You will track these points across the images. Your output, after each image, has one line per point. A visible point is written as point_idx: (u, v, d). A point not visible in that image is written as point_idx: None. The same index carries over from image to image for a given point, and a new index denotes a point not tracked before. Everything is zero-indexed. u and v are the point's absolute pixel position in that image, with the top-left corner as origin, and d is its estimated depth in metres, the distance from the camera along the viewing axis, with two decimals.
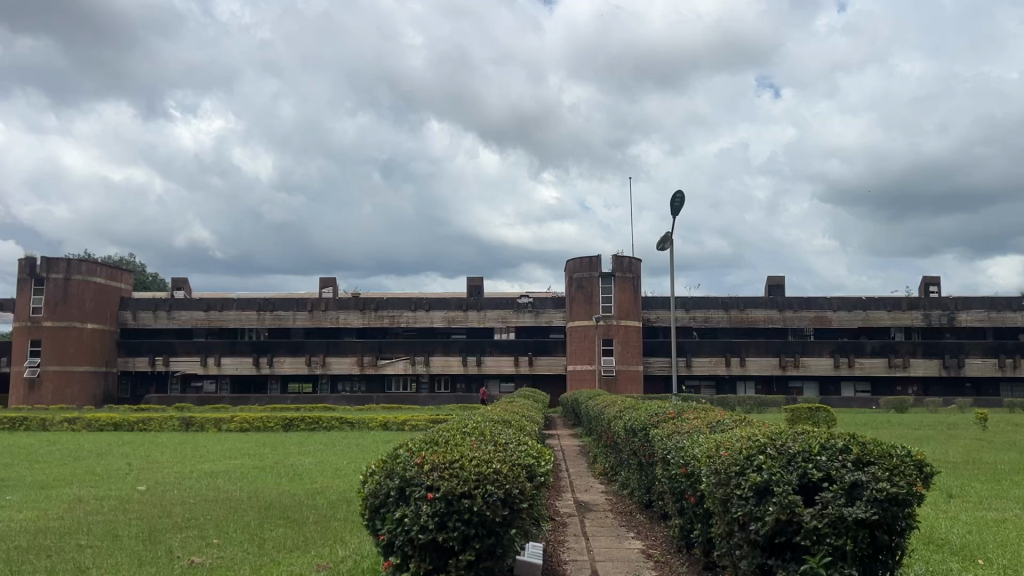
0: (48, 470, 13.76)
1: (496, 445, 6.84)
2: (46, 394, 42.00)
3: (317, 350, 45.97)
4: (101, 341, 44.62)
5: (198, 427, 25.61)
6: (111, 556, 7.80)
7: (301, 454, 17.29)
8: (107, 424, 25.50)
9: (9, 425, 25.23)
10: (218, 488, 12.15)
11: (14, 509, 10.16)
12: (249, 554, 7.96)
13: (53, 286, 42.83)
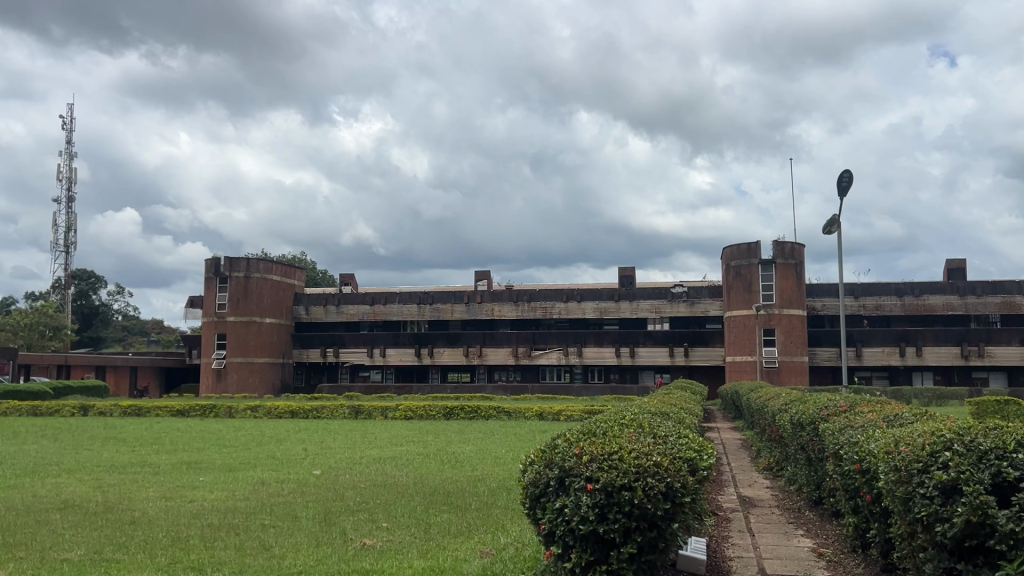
0: (236, 454, 14.90)
1: (656, 437, 6.74)
2: (230, 383, 45.49)
3: (474, 341, 47.09)
4: (278, 334, 47.80)
5: (366, 415, 26.96)
6: (292, 535, 8.33)
7: (462, 442, 17.80)
8: (285, 412, 27.30)
9: (202, 411, 27.51)
10: (385, 473, 12.69)
11: (206, 490, 11.06)
12: (416, 538, 8.24)
13: (235, 284, 46.19)
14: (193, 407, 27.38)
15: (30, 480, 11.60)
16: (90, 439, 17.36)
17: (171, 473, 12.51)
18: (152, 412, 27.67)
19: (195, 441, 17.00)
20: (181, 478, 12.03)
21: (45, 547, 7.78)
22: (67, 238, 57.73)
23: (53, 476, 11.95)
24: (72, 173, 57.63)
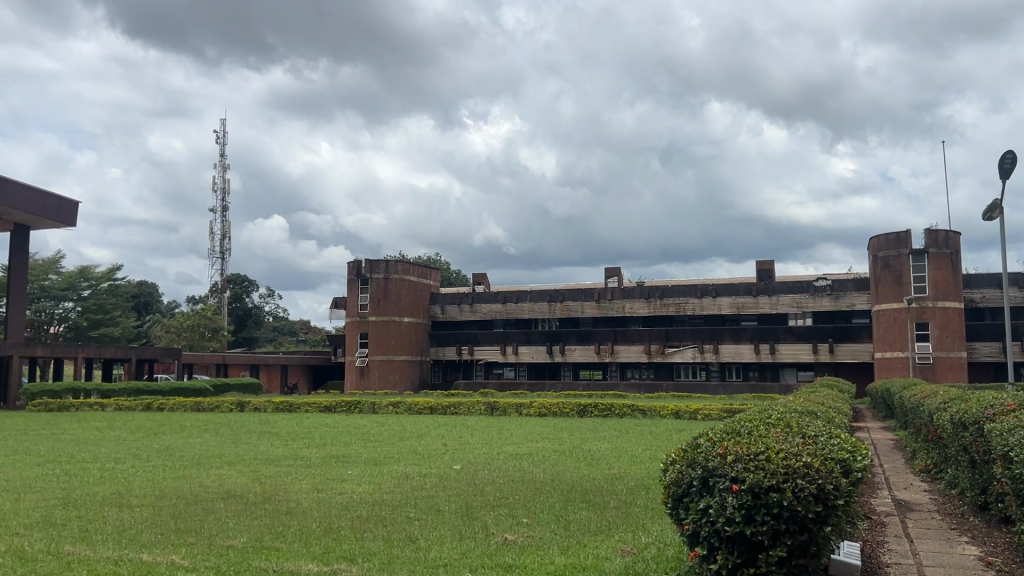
0: (380, 448, 15.47)
1: (805, 437, 6.47)
2: (372, 380, 47.26)
3: (606, 339, 46.86)
4: (416, 333, 49.27)
5: (502, 411, 27.34)
6: (436, 529, 8.56)
7: (598, 439, 17.76)
8: (424, 408, 28.06)
9: (347, 407, 28.71)
10: (523, 470, 12.82)
11: (353, 483, 11.52)
12: (556, 535, 8.29)
13: (375, 285, 47.84)
14: (339, 403, 28.59)
15: (197, 471, 12.46)
16: (247, 433, 18.46)
17: (321, 466, 13.12)
18: (302, 408, 29.16)
19: (342, 436, 17.76)
20: (330, 471, 12.59)
21: (211, 534, 8.33)
22: (223, 245, 61.64)
23: (216, 467, 12.79)
24: (225, 184, 61.47)
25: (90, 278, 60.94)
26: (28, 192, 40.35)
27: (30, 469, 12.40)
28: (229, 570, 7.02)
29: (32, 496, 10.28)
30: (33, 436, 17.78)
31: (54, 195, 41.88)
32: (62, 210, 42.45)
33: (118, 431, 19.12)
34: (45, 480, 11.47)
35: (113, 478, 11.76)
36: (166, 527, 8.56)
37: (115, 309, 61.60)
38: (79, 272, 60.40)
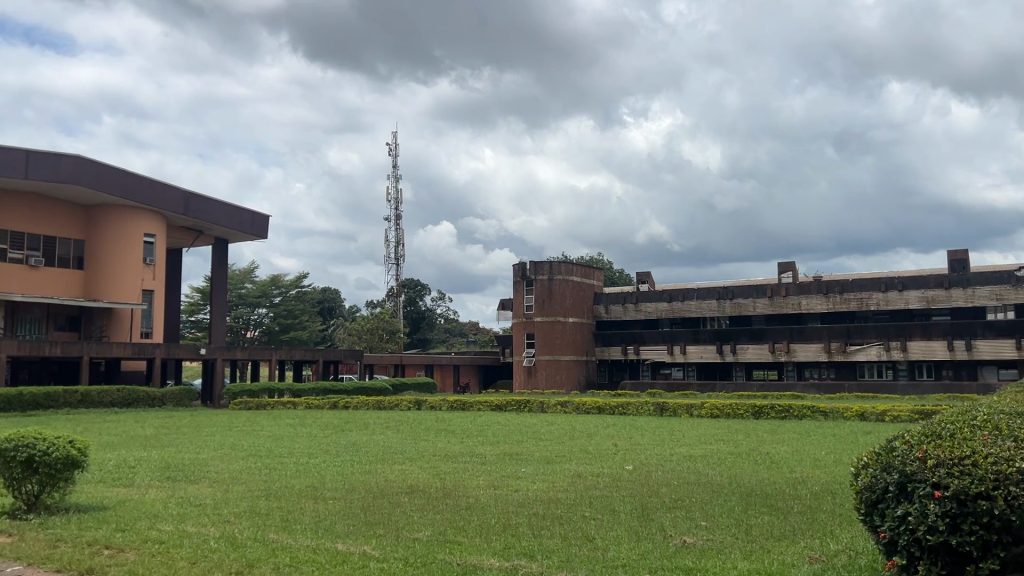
0: (552, 447, 15.66)
1: (1016, 440, 5.92)
2: (541, 379, 47.93)
3: (781, 338, 45.05)
4: (581, 332, 49.53)
5: (672, 412, 26.93)
6: (611, 529, 8.56)
7: (776, 442, 17.09)
8: (592, 408, 28.11)
9: (517, 407, 29.28)
10: (698, 471, 12.58)
11: (529, 480, 11.75)
12: (737, 539, 8.06)
13: (541, 286, 48.42)
14: (510, 402, 29.20)
15: (381, 466, 13.16)
16: (426, 431, 19.28)
17: (497, 463, 13.47)
18: (474, 406, 30.05)
19: (514, 435, 18.16)
20: (506, 469, 12.89)
21: (398, 527, 8.75)
22: (397, 251, 64.57)
23: (399, 463, 13.44)
24: (398, 193, 64.39)
25: (280, 286, 65.70)
26: (226, 208, 44.14)
27: (237, 462, 13.55)
28: (417, 562, 7.34)
29: (238, 486, 11.24)
30: (238, 432, 19.43)
31: (249, 210, 45.53)
32: (256, 224, 46.06)
33: (310, 428, 20.53)
34: (248, 472, 12.49)
35: (307, 471, 12.63)
36: (357, 519, 9.07)
37: (302, 314, 66.01)
38: (271, 280, 65.28)
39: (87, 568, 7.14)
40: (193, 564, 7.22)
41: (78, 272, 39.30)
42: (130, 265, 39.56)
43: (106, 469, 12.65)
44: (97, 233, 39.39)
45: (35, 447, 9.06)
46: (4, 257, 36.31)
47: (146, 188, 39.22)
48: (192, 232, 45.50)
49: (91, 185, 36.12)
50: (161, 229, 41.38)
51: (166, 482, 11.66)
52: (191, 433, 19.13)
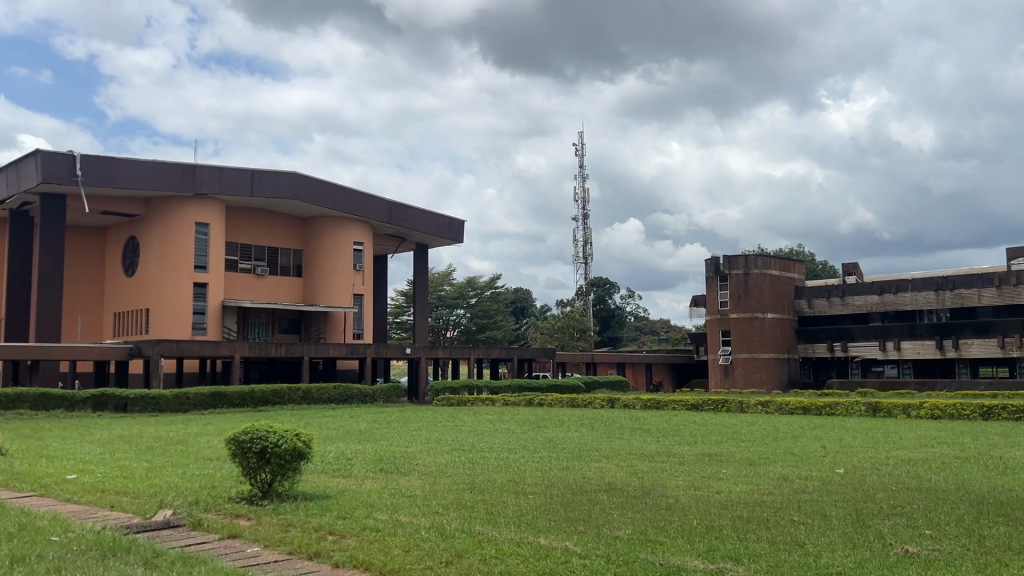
0: (755, 448, 15.10)
1: None
2: (738, 378, 46.44)
3: (1012, 331, 40.93)
4: (781, 329, 47.41)
5: (887, 412, 25.14)
6: (823, 534, 8.15)
7: (1012, 446, 15.48)
8: (797, 408, 26.76)
9: (714, 406, 28.49)
10: (920, 477, 11.62)
11: (731, 481, 11.39)
12: (969, 551, 7.40)
13: (737, 281, 46.84)
14: (706, 402, 28.44)
15: (578, 463, 13.29)
16: (621, 430, 19.20)
17: (696, 464, 13.20)
18: (669, 406, 29.55)
19: (714, 435, 17.64)
20: (706, 469, 12.60)
21: (599, 524, 8.79)
22: (586, 251, 64.91)
23: (596, 460, 13.52)
24: (585, 192, 64.69)
25: (475, 288, 68.06)
26: (426, 214, 46.32)
27: (442, 456, 14.19)
28: (619, 560, 7.33)
29: (445, 479, 11.77)
30: (441, 428, 20.35)
31: (446, 216, 47.51)
32: (453, 229, 47.98)
33: (508, 425, 21.09)
34: (454, 466, 13.05)
35: (509, 466, 13.02)
36: (558, 515, 9.21)
37: (497, 314, 67.88)
38: (467, 282, 67.76)
39: (314, 552, 7.76)
40: (407, 552, 7.64)
41: (297, 280, 42.80)
42: (342, 272, 42.48)
43: (327, 460, 13.70)
44: (312, 243, 42.73)
45: (268, 439, 10.00)
46: (235, 267, 40.36)
47: (353, 199, 41.97)
48: (394, 240, 48.16)
49: (306, 198, 39.18)
50: (368, 236, 44.10)
51: (380, 473, 12.44)
52: (400, 428, 20.23)
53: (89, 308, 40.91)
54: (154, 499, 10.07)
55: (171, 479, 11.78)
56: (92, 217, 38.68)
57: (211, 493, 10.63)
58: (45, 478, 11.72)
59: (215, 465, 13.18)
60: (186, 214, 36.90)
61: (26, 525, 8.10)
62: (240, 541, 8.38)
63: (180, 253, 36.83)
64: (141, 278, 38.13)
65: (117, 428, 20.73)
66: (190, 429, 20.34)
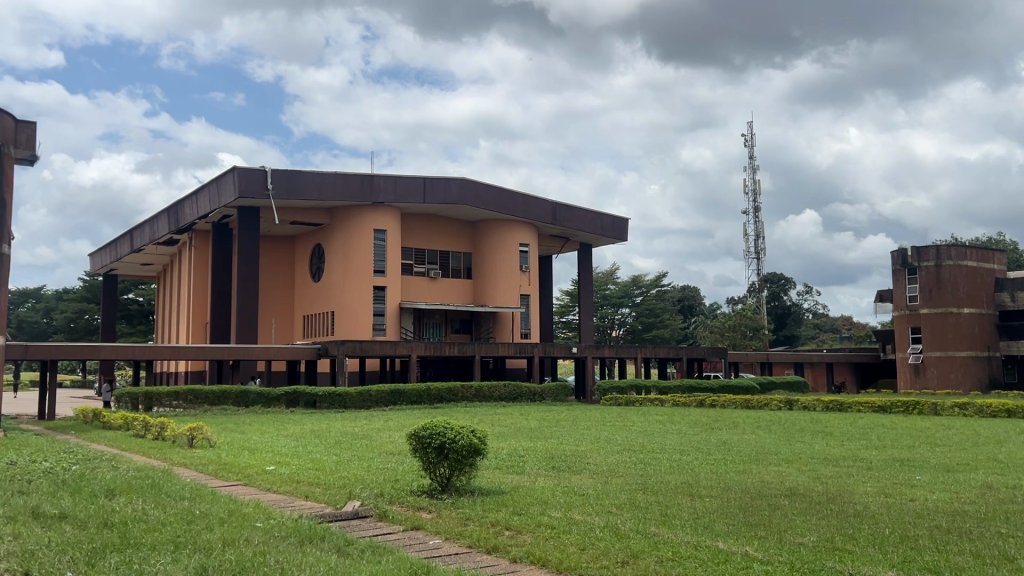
0: (952, 454, 13.99)
1: None
2: (931, 378, 43.20)
3: None
4: (981, 325, 43.60)
5: None
6: None
7: None
8: (1001, 410, 24.63)
9: (905, 408, 26.70)
10: None
11: (926, 489, 10.61)
12: None
13: (927, 274, 43.60)
14: (896, 403, 26.69)
15: (756, 467, 12.82)
16: (802, 432, 18.39)
17: (886, 469, 12.37)
18: (854, 407, 27.95)
19: (906, 439, 16.50)
20: (898, 476, 11.78)
21: (781, 530, 8.45)
22: (757, 245, 62.64)
23: (775, 464, 13.01)
24: (756, 185, 62.48)
25: (641, 286, 67.37)
26: (590, 214, 46.37)
27: (612, 456, 14.14)
28: (803, 568, 7.00)
29: (617, 479, 11.72)
30: (611, 427, 20.34)
31: (610, 215, 47.38)
32: (617, 227, 47.78)
33: (680, 425, 20.73)
34: (626, 466, 12.98)
35: (682, 468, 12.79)
36: (737, 519, 8.94)
37: (664, 312, 66.91)
38: (633, 281, 67.22)
39: (493, 546, 7.96)
40: (583, 550, 7.67)
41: (467, 281, 44.10)
42: (509, 272, 43.31)
43: (500, 457, 14.01)
44: (480, 246, 43.88)
45: (446, 434, 10.39)
46: (410, 271, 42.21)
47: (519, 201, 42.70)
48: (560, 240, 48.56)
49: (474, 203, 40.33)
50: (533, 237, 44.73)
51: (552, 471, 12.58)
52: (570, 426, 20.40)
53: (280, 312, 44.08)
54: (343, 491, 10.70)
55: (359, 472, 12.48)
56: (281, 227, 41.68)
57: (395, 486, 11.17)
58: (248, 468, 12.74)
59: (397, 459, 13.84)
60: (364, 221, 38.94)
61: (234, 511, 8.84)
62: (423, 533, 8.75)
63: (360, 258, 38.95)
64: (327, 283, 40.69)
65: (307, 423, 22.16)
66: (372, 424, 21.48)
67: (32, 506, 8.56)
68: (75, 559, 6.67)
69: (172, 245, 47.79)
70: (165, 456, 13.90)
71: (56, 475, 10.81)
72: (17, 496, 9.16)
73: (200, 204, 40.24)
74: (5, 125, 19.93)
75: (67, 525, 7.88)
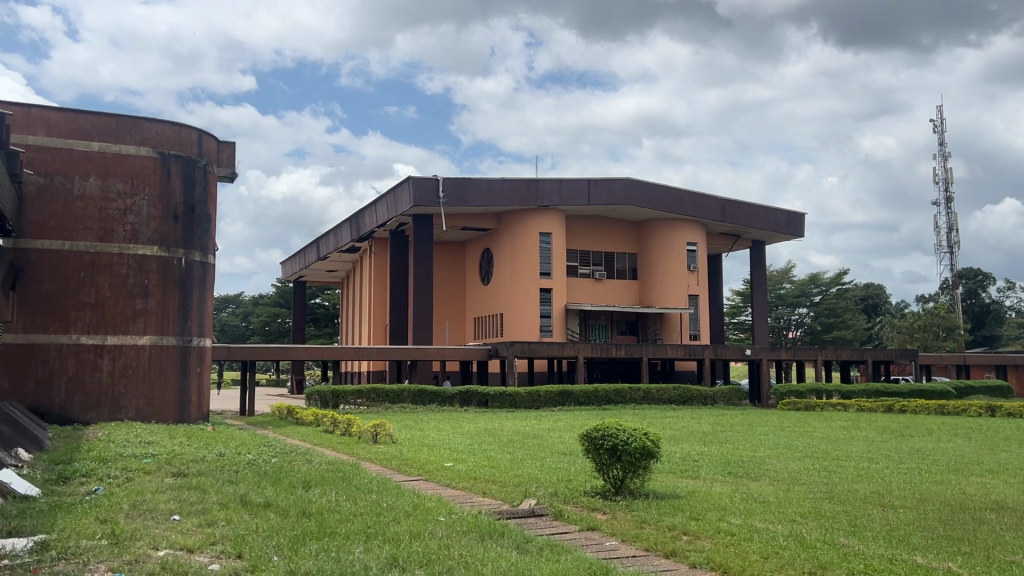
0: None
1: None
2: None
3: None
4: None
5: None
6: None
7: None
8: None
9: None
10: None
11: None
12: None
13: None
14: None
15: (956, 477, 11.87)
16: (1008, 441, 16.90)
17: None
18: None
19: None
20: None
21: (989, 546, 7.80)
22: (950, 239, 57.99)
23: (978, 475, 11.99)
24: (948, 173, 57.95)
25: (819, 284, 64.19)
26: (762, 211, 44.74)
27: (793, 462, 13.57)
28: None
29: (799, 487, 11.23)
30: (792, 432, 19.55)
31: (785, 210, 45.51)
32: (792, 223, 45.83)
33: (866, 432, 19.59)
34: (808, 473, 12.41)
35: (870, 476, 12.07)
36: (937, 532, 8.34)
37: (846, 312, 63.34)
38: (810, 279, 64.19)
39: (671, 551, 7.85)
40: (767, 559, 7.42)
41: (633, 282, 43.78)
42: (677, 272, 42.54)
43: (674, 460, 13.81)
44: (647, 246, 43.43)
45: (618, 436, 10.36)
46: (576, 273, 42.46)
47: (687, 199, 41.85)
48: (730, 238, 47.17)
49: (640, 202, 39.98)
50: (702, 236, 43.70)
51: (729, 477, 12.22)
52: (747, 431, 19.75)
53: (452, 314, 45.62)
54: (519, 489, 10.93)
55: (533, 470, 12.70)
56: (452, 233, 43.16)
57: (569, 486, 11.26)
58: (428, 464, 13.30)
59: (570, 460, 13.97)
60: (531, 225, 39.54)
61: (419, 505, 9.24)
62: (598, 533, 8.77)
63: (527, 260, 39.59)
64: (495, 285, 41.65)
65: (481, 422, 22.81)
66: (545, 424, 21.80)
67: (241, 494, 9.35)
68: (280, 545, 7.21)
69: (353, 253, 50.65)
70: (353, 451, 14.79)
71: (258, 466, 11.74)
72: (227, 485, 10.02)
73: (378, 213, 42.40)
74: (210, 147, 21.84)
75: (271, 513, 8.55)
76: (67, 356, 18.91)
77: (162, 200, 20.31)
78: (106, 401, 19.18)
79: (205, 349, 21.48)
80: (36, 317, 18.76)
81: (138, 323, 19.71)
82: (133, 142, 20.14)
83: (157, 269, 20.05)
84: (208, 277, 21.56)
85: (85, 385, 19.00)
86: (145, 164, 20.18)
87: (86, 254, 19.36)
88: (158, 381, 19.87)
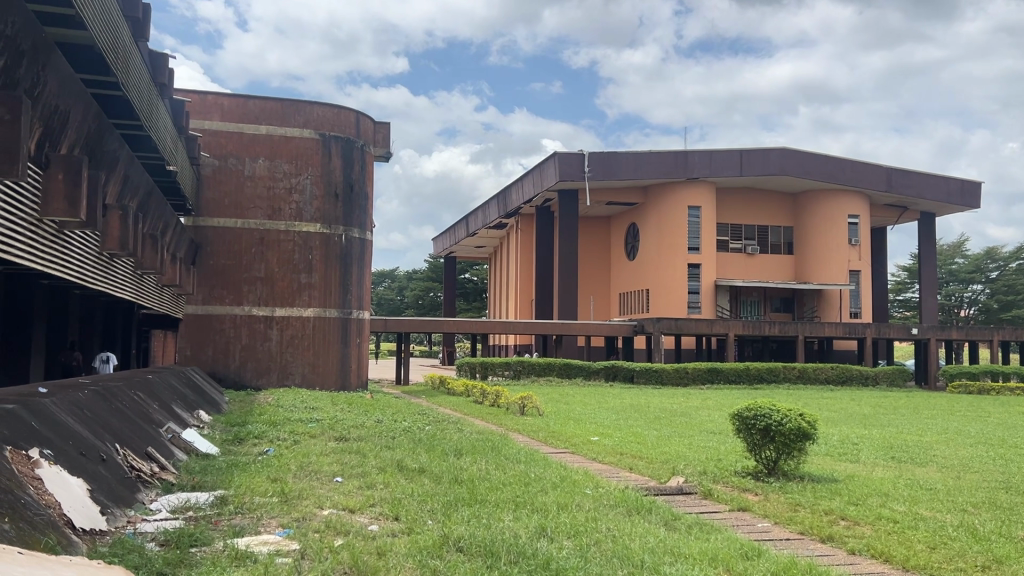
0: None
1: None
2: None
3: None
4: None
5: None
6: None
7: None
8: None
9: None
10: None
11: None
12: None
13: None
14: None
15: None
16: None
17: None
18: None
19: None
20: None
21: None
22: None
23: None
24: None
25: (996, 259, 59.28)
26: (932, 180, 41.71)
27: (964, 449, 12.67)
28: None
29: (972, 475, 10.45)
30: (962, 417, 18.24)
31: (958, 178, 42.28)
32: (966, 193, 42.54)
33: None
34: (982, 461, 11.53)
35: None
36: None
37: None
38: (985, 253, 59.34)
39: (828, 536, 7.56)
40: (934, 549, 6.99)
41: (788, 257, 42.06)
42: (836, 246, 40.48)
43: (832, 443, 13.23)
44: (803, 219, 41.55)
45: (771, 416, 10.06)
46: (727, 247, 41.26)
47: (847, 169, 39.59)
48: (896, 209, 44.30)
49: (795, 173, 38.24)
50: (865, 208, 41.25)
51: (892, 462, 11.59)
52: (912, 415, 18.64)
53: (598, 289, 45.54)
54: (666, 466, 10.82)
55: (681, 448, 12.53)
56: (598, 207, 42.97)
57: (719, 465, 11.02)
58: (575, 437, 13.40)
59: (719, 438, 13.69)
60: (679, 198, 38.70)
61: (567, 477, 9.36)
62: (750, 515, 8.56)
63: (675, 234, 38.84)
64: (642, 260, 41.17)
65: (628, 397, 22.79)
66: (693, 402, 21.46)
67: (397, 460, 9.79)
68: (434, 510, 7.50)
69: (501, 229, 51.48)
70: (501, 421, 15.15)
71: (413, 433, 12.28)
72: (385, 450, 10.51)
73: (525, 189, 42.83)
74: (367, 127, 22.74)
75: (426, 478, 8.92)
76: (240, 326, 20.37)
77: (324, 179, 21.39)
78: (275, 368, 20.47)
79: (363, 321, 22.56)
80: (213, 289, 20.34)
81: (302, 296, 20.93)
82: (297, 125, 21.27)
83: (319, 245, 21.18)
84: (366, 252, 22.58)
85: (256, 352, 20.41)
86: (308, 146, 21.30)
87: (257, 231, 20.74)
88: (321, 351, 21.05)
